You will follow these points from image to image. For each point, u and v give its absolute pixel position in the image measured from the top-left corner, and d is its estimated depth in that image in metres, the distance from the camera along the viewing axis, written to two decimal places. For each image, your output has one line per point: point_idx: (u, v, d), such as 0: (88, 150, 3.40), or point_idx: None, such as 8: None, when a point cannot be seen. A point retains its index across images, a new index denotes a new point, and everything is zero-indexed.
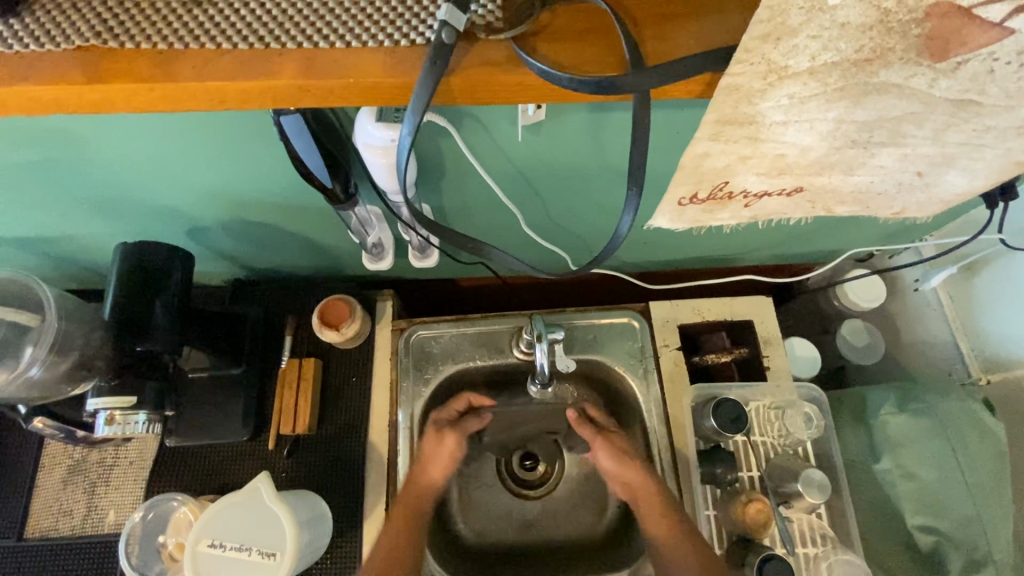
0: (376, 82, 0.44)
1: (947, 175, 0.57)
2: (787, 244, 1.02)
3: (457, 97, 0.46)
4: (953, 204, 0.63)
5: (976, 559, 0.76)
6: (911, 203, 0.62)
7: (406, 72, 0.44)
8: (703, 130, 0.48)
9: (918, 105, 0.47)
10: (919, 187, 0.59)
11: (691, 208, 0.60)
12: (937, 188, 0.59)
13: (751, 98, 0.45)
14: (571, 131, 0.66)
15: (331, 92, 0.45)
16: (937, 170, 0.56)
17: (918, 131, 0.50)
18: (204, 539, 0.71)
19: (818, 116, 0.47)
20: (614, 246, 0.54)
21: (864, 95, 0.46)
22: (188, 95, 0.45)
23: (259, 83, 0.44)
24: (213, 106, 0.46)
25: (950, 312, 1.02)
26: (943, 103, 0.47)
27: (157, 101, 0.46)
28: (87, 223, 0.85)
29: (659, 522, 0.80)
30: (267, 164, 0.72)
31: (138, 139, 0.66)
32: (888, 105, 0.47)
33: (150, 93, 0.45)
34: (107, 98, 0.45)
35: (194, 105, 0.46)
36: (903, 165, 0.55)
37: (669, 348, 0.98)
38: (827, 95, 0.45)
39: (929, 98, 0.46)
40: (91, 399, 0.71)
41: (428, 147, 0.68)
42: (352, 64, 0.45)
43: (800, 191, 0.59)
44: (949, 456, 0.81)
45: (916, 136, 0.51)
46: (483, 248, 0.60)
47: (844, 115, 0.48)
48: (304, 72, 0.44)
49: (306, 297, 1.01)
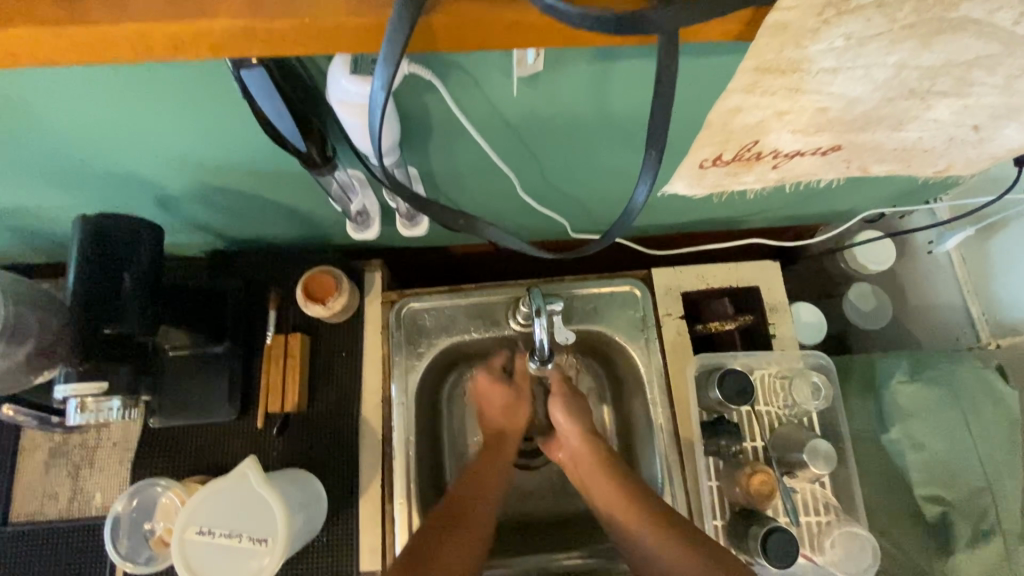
0: (338, 23, 0.39)
1: (1005, 129, 0.51)
2: (798, 205, 0.97)
3: (441, 41, 0.40)
4: (1003, 160, 0.57)
5: (985, 526, 0.75)
6: (957, 160, 0.57)
7: (374, 10, 0.39)
8: (738, 80, 0.42)
9: (996, 46, 0.41)
10: (971, 143, 0.53)
11: (713, 171, 0.55)
12: (991, 143, 0.53)
13: (799, 40, 0.39)
14: (572, 82, 0.59)
15: (281, 33, 0.39)
16: (996, 123, 0.50)
17: (988, 78, 0.44)
18: (190, 526, 0.68)
19: (875, 60, 0.41)
20: (630, 220, 0.49)
21: (935, 34, 0.39)
22: (105, 45, 0.40)
23: (191, 26, 0.38)
24: (138, 57, 0.41)
25: (963, 274, 0.98)
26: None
27: (70, 52, 0.40)
28: (46, 193, 0.77)
29: (602, 481, 0.82)
30: (235, 125, 0.65)
31: (85, 97, 0.58)
32: (962, 46, 0.41)
33: (59, 39, 0.39)
34: (12, 48, 0.39)
35: (114, 56, 0.41)
36: (960, 119, 0.49)
37: (672, 317, 0.94)
38: (892, 34, 0.39)
39: (1010, 38, 0.40)
40: (59, 387, 0.66)
41: (411, 102, 0.60)
42: (305, 3, 0.39)
43: (837, 150, 0.54)
44: (960, 426, 0.78)
45: (983, 84, 0.45)
46: (475, 222, 0.56)
47: (907, 60, 0.41)
48: (247, 13, 0.38)
49: (291, 268, 0.95)
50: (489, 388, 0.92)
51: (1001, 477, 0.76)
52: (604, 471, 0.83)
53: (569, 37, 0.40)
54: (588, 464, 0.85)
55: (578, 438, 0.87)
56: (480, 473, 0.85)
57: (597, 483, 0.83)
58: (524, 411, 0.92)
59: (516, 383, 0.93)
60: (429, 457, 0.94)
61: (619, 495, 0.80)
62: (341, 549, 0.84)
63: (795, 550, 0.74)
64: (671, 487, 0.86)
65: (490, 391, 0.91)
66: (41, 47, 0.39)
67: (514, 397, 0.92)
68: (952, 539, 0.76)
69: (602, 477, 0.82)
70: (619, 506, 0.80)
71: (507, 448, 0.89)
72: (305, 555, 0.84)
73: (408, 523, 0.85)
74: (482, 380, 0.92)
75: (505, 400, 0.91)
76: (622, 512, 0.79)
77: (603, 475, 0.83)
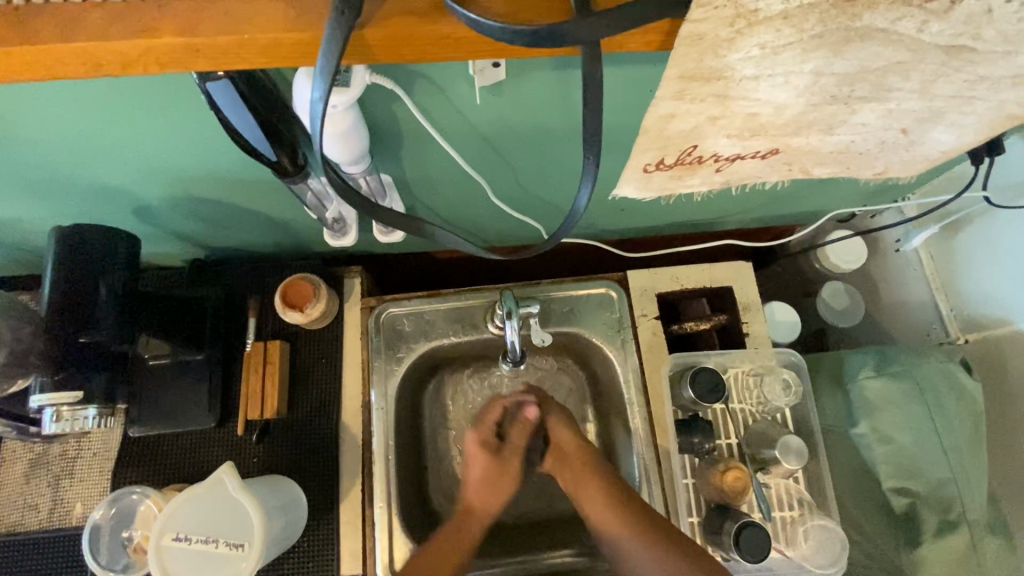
0: (275, 38, 0.40)
1: (934, 131, 0.53)
2: (768, 207, 0.99)
3: (377, 54, 0.42)
4: (938, 161, 0.60)
5: (948, 518, 0.77)
6: (894, 162, 0.59)
7: (311, 25, 0.41)
8: (666, 88, 0.45)
9: (906, 53, 0.43)
10: (904, 145, 0.56)
11: (658, 175, 0.57)
12: (924, 145, 0.56)
13: (716, 49, 0.41)
14: (530, 91, 0.61)
15: (223, 50, 0.41)
16: (924, 126, 0.53)
17: (905, 83, 0.46)
18: (168, 532, 0.68)
19: (793, 68, 0.43)
20: (574, 222, 0.50)
21: (845, 42, 0.41)
22: (57, 61, 0.41)
23: (138, 42, 0.40)
24: (90, 74, 0.43)
25: (931, 271, 1.01)
26: (933, 50, 0.43)
27: (24, 69, 0.42)
28: (18, 206, 0.78)
29: (589, 482, 0.82)
30: (203, 136, 0.66)
31: (53, 111, 0.60)
32: (873, 53, 0.43)
33: (9, 57, 0.41)
34: None
35: (68, 72, 0.42)
36: (887, 122, 0.52)
37: (647, 317, 0.95)
38: (804, 43, 0.41)
39: (918, 45, 0.42)
40: (34, 396, 0.66)
41: (374, 113, 0.62)
42: (245, 19, 0.41)
43: (775, 153, 0.56)
44: (925, 420, 0.80)
45: (902, 89, 0.47)
46: (425, 226, 0.57)
47: (823, 67, 0.43)
48: (189, 28, 0.40)
49: (268, 277, 0.96)
50: (473, 455, 0.85)
51: (965, 467, 0.78)
52: (591, 469, 0.83)
53: (501, 49, 0.42)
54: (576, 463, 0.84)
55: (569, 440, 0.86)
56: (451, 543, 0.79)
57: (582, 485, 0.82)
58: (509, 488, 0.84)
59: (504, 454, 0.85)
60: (411, 461, 0.95)
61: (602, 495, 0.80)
62: (321, 555, 0.85)
63: (768, 544, 0.75)
64: (648, 485, 0.87)
65: (475, 456, 0.84)
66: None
67: (498, 470, 0.84)
68: (919, 531, 0.78)
69: (593, 484, 0.81)
70: (616, 520, 0.78)
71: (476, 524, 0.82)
72: (285, 560, 0.85)
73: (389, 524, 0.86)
74: (469, 442, 0.86)
75: (485, 473, 0.84)
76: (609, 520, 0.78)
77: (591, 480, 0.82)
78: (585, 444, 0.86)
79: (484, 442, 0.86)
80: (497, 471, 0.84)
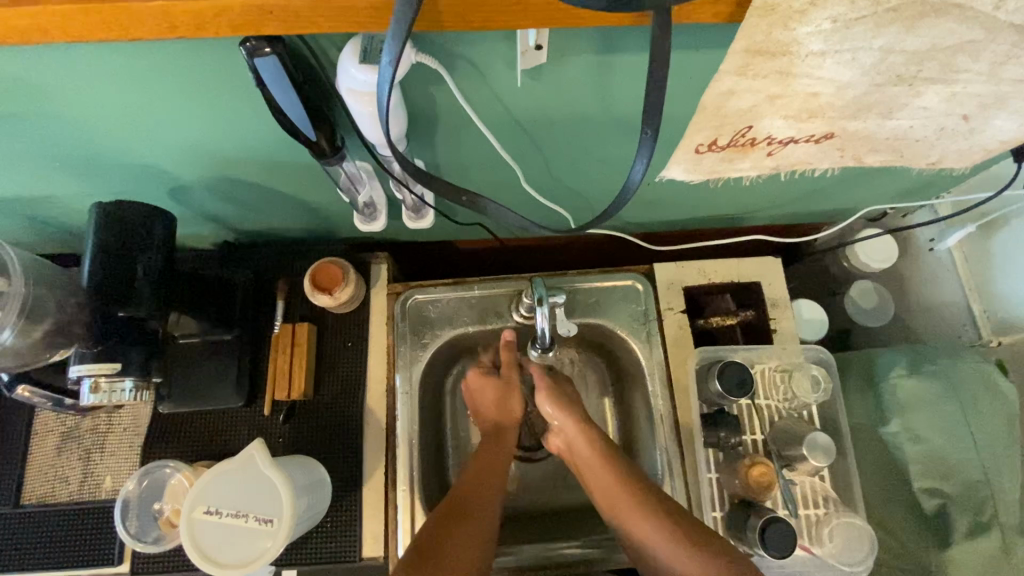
0: (348, 1, 0.42)
1: (995, 119, 0.52)
2: (802, 201, 0.98)
3: (444, 18, 0.44)
4: (995, 152, 0.59)
5: (983, 520, 0.75)
6: (949, 151, 0.58)
7: None
8: (730, 62, 0.44)
9: (979, 31, 0.42)
10: (963, 133, 0.55)
11: (708, 156, 0.57)
12: (982, 134, 0.55)
13: (787, 22, 0.40)
14: (575, 76, 0.61)
15: (293, 13, 0.43)
16: (985, 113, 0.52)
17: (974, 64, 0.45)
18: (199, 505, 0.69)
19: (862, 44, 0.43)
20: (626, 198, 0.50)
21: (918, 18, 0.41)
22: (132, 21, 0.43)
23: (211, 4, 0.42)
24: (163, 32, 0.45)
25: (964, 273, 0.99)
26: (1007, 30, 0.42)
27: (100, 27, 0.44)
28: (64, 182, 0.80)
29: (604, 479, 0.81)
30: (248, 114, 0.67)
31: (104, 88, 0.61)
32: (945, 31, 0.42)
33: (88, 16, 0.43)
34: (52, 23, 0.43)
35: (140, 32, 0.44)
36: (949, 107, 0.51)
37: (674, 311, 0.94)
38: (877, 18, 0.40)
39: (992, 23, 0.41)
40: (74, 366, 0.68)
41: (419, 94, 0.62)
42: None
43: (830, 137, 0.55)
44: (960, 421, 0.78)
45: (969, 71, 0.46)
46: (479, 200, 0.58)
47: (893, 44, 0.43)
48: None
49: (300, 260, 0.97)
50: (481, 385, 0.92)
51: (1000, 470, 0.76)
52: (601, 459, 0.83)
53: (560, 14, 0.43)
54: (587, 457, 0.84)
55: (577, 434, 0.86)
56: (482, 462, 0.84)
57: (593, 471, 0.83)
58: (517, 400, 0.92)
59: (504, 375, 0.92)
60: (434, 444, 0.96)
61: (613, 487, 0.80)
62: (344, 535, 0.85)
63: (792, 541, 0.74)
64: (670, 479, 0.86)
65: (478, 386, 0.91)
66: (69, 24, 0.43)
67: (505, 388, 0.91)
68: (951, 531, 0.76)
69: (602, 466, 0.82)
70: (628, 507, 0.78)
71: (507, 437, 0.89)
72: (309, 540, 0.85)
73: (411, 507, 0.87)
74: (472, 377, 0.92)
75: (494, 395, 0.91)
76: (622, 506, 0.78)
77: (601, 462, 0.82)
78: (596, 434, 0.85)
79: (484, 369, 0.94)
80: (506, 392, 0.91)
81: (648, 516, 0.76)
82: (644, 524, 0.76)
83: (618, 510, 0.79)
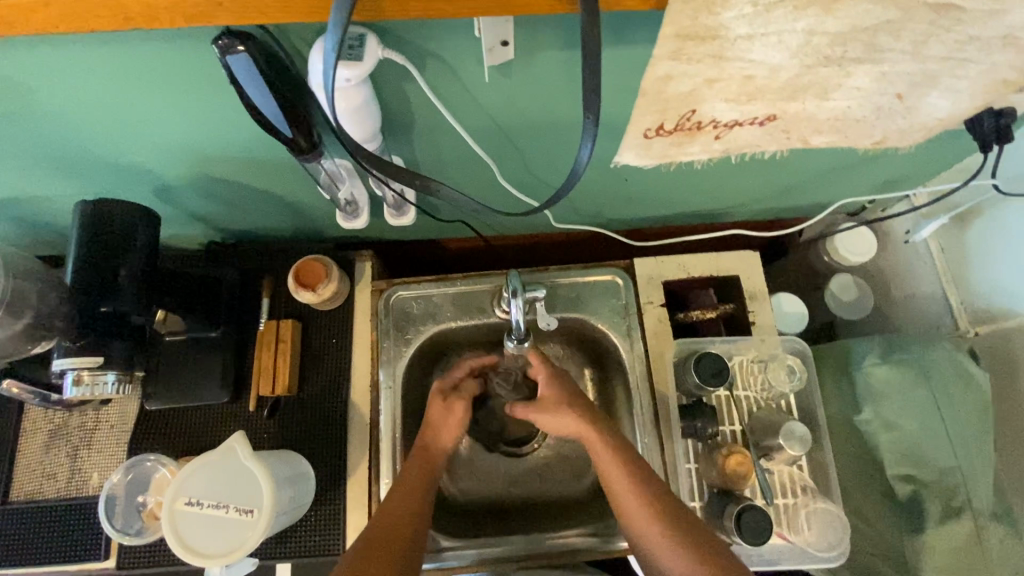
0: None
1: (928, 96, 0.55)
2: (779, 196, 0.99)
3: (386, 9, 0.46)
4: (933, 131, 0.62)
5: (954, 505, 0.76)
6: (891, 129, 0.61)
7: None
8: (663, 47, 0.46)
9: (895, 11, 0.44)
10: (900, 112, 0.58)
11: (658, 141, 0.59)
12: (919, 112, 0.58)
13: (710, 7, 0.42)
14: (538, 73, 0.62)
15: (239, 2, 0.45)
16: (918, 91, 0.54)
17: (896, 43, 0.47)
18: (180, 497, 0.70)
19: (785, 27, 0.44)
20: (574, 181, 0.51)
21: (835, 0, 0.42)
22: (92, 12, 0.46)
23: None
24: (121, 24, 0.47)
25: (941, 264, 1.00)
26: (921, 8, 0.44)
27: (61, 20, 0.46)
28: (45, 183, 0.82)
29: (608, 464, 0.78)
30: (219, 112, 0.69)
31: (72, 88, 0.62)
32: (862, 12, 0.44)
33: (49, 9, 0.45)
34: (11, 18, 0.46)
35: (100, 24, 0.47)
36: (882, 86, 0.53)
37: (653, 304, 0.96)
38: (794, 1, 0.42)
39: (905, 3, 0.43)
40: (57, 359, 0.70)
41: (387, 92, 0.64)
42: None
43: (773, 120, 0.57)
44: (931, 408, 0.80)
45: (894, 50, 0.48)
46: (432, 182, 0.59)
47: (814, 25, 0.45)
48: None
49: (284, 258, 0.99)
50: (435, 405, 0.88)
51: (970, 457, 0.77)
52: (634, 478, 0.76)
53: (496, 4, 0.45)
54: (615, 474, 0.77)
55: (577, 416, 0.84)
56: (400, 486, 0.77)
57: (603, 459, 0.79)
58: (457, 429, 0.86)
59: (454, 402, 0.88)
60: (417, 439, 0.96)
61: (615, 471, 0.77)
62: (330, 526, 0.87)
63: (768, 526, 0.75)
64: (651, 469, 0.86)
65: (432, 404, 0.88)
66: (28, 17, 0.46)
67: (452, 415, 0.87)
68: (923, 517, 0.78)
69: (604, 451, 0.79)
70: (632, 498, 0.75)
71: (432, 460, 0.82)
72: (292, 532, 0.87)
73: None
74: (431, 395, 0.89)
75: (444, 417, 0.86)
76: (625, 493, 0.76)
77: (603, 448, 0.80)
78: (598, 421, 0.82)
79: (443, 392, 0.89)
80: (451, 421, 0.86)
81: (651, 516, 0.73)
82: (666, 545, 0.71)
83: (622, 500, 0.76)
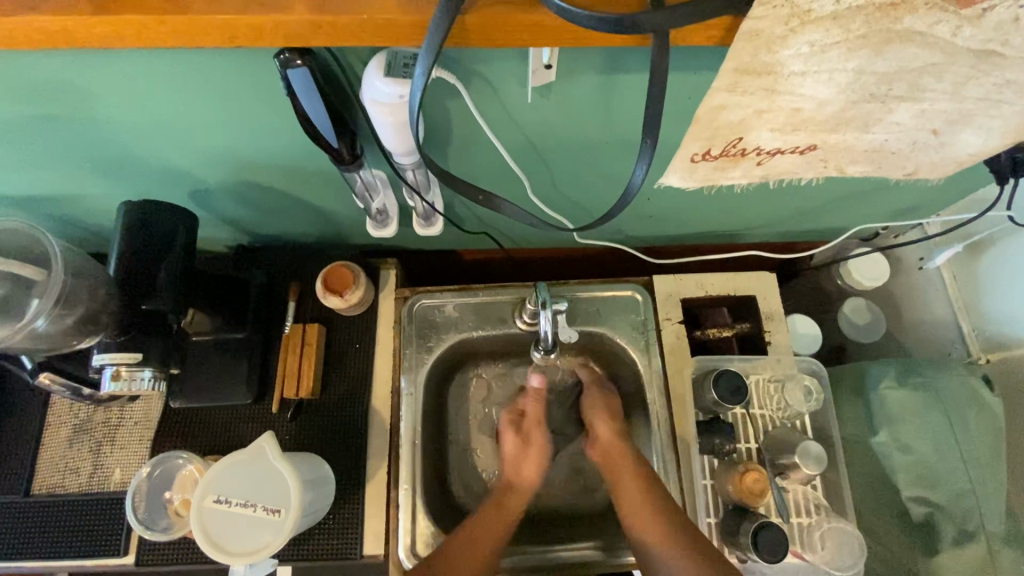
0: (391, 18, 0.47)
1: (963, 133, 0.58)
2: (797, 219, 1.02)
3: (471, 37, 0.49)
4: (965, 165, 0.64)
5: (968, 529, 0.78)
6: (924, 162, 0.63)
7: (419, 10, 0.47)
8: (721, 79, 0.49)
9: (940, 55, 0.47)
10: (934, 147, 0.60)
11: (702, 165, 0.61)
12: (952, 147, 0.60)
13: (770, 45, 0.45)
14: (581, 95, 0.65)
15: (329, 25, 0.48)
16: (953, 128, 0.57)
17: (938, 83, 0.50)
18: (210, 494, 0.72)
19: (837, 66, 0.47)
20: (627, 200, 0.53)
21: (886, 43, 0.46)
22: (198, 30, 0.49)
23: (273, 17, 0.47)
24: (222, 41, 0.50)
25: (954, 291, 1.02)
26: (965, 53, 0.47)
27: (167, 35, 0.49)
28: (92, 183, 0.84)
29: (631, 485, 0.83)
30: (272, 122, 0.71)
31: (138, 95, 0.65)
32: (910, 54, 0.47)
33: (158, 26, 0.48)
34: (115, 30, 0.48)
35: (201, 40, 0.50)
36: (920, 122, 0.56)
37: (671, 321, 0.97)
38: (849, 43, 0.45)
39: (951, 48, 0.46)
40: (98, 355, 0.70)
41: (435, 108, 0.67)
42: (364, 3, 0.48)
43: (813, 149, 0.60)
44: (946, 431, 0.81)
45: (934, 90, 0.51)
46: (494, 199, 0.61)
47: (864, 65, 0.48)
48: (314, 8, 0.47)
49: (312, 263, 1.01)
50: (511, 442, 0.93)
51: (985, 481, 0.79)
52: (642, 483, 0.83)
53: (567, 35, 0.48)
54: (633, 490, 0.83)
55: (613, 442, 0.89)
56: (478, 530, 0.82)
57: (624, 482, 0.84)
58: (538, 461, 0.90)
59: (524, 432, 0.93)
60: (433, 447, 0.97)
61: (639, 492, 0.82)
62: (348, 530, 0.87)
63: (785, 544, 0.77)
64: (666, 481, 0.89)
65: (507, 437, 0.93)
66: (125, 29, 0.48)
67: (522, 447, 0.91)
68: (937, 539, 0.79)
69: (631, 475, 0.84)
70: (648, 520, 0.80)
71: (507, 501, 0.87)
72: (311, 536, 0.87)
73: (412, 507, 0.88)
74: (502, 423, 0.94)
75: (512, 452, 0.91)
76: (638, 513, 0.81)
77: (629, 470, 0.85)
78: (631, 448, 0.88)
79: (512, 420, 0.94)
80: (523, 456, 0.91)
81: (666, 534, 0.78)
82: (670, 549, 0.77)
83: (638, 520, 0.81)
